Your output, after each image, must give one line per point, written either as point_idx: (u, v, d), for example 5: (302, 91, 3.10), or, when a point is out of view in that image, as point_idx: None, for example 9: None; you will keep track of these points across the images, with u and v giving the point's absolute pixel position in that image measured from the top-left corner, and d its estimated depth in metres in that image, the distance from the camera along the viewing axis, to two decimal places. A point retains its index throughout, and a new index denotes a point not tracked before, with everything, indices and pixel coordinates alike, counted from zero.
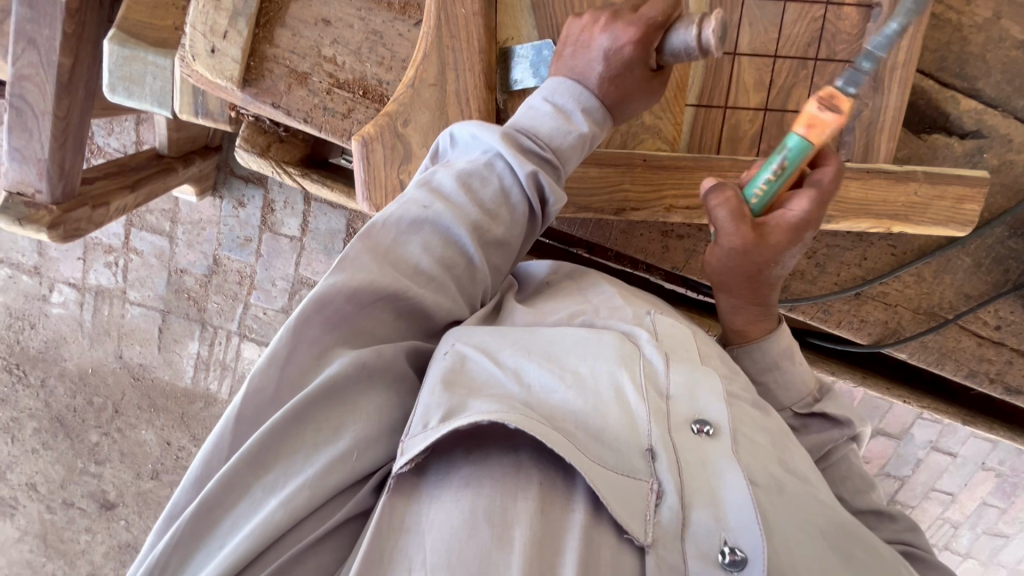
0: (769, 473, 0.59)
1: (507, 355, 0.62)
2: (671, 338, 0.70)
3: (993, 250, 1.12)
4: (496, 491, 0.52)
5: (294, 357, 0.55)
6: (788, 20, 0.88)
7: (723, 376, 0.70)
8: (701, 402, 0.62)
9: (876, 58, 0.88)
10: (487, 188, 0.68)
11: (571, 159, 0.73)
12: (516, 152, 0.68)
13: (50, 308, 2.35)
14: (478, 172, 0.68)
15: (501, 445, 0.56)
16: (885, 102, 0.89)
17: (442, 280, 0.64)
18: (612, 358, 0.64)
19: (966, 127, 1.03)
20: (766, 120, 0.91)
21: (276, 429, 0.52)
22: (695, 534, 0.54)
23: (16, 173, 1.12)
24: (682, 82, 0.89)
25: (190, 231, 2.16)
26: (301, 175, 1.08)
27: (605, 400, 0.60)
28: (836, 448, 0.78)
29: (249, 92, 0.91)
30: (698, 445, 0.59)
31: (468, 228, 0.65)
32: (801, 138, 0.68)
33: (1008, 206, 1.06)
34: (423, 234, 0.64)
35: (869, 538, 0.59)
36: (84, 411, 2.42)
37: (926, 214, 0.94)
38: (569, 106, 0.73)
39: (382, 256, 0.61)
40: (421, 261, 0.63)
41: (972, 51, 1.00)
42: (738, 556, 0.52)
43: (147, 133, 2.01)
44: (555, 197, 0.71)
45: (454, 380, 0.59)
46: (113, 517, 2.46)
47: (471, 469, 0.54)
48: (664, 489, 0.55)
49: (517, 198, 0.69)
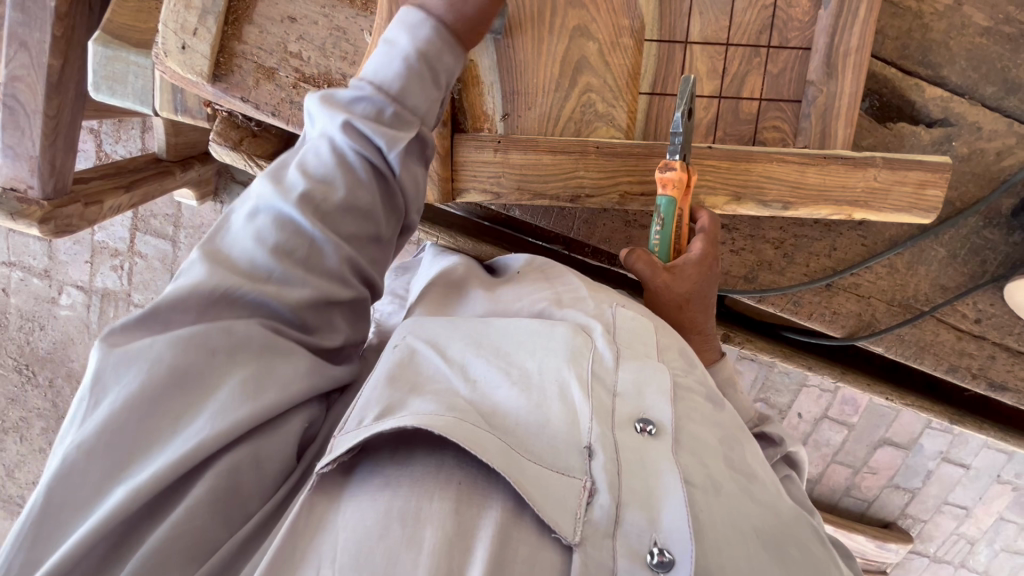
0: (709, 472, 0.59)
1: (456, 351, 0.65)
2: (631, 332, 0.70)
3: (969, 241, 1.10)
4: (415, 494, 0.52)
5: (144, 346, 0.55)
6: (738, 8, 0.89)
7: (679, 370, 0.70)
8: (647, 401, 0.62)
9: (828, 44, 0.88)
10: (317, 156, 0.64)
11: (407, 90, 0.67)
12: (326, 106, 0.65)
13: (59, 310, 2.44)
14: (313, 148, 0.65)
15: (430, 446, 0.56)
16: (840, 87, 0.89)
17: (279, 267, 0.59)
18: (562, 353, 0.65)
19: (932, 115, 1.03)
20: (720, 107, 0.93)
21: (124, 415, 0.52)
22: (625, 532, 0.53)
23: (10, 169, 1.18)
24: (635, 71, 0.90)
25: (191, 236, 2.26)
26: None
27: (550, 397, 0.60)
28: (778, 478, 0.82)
29: (219, 87, 0.96)
30: (637, 442, 0.59)
31: (298, 203, 0.60)
32: (665, 197, 0.80)
33: (981, 194, 1.05)
34: (256, 223, 0.60)
35: (808, 537, 0.59)
36: None
37: (888, 201, 0.93)
38: (406, 44, 0.67)
39: (217, 258, 0.59)
40: (255, 253, 0.59)
41: (934, 38, 1.00)
42: (666, 557, 0.51)
43: (151, 140, 2.10)
44: (384, 138, 0.65)
45: (400, 374, 0.61)
46: None
47: (395, 471, 0.54)
48: (597, 488, 0.54)
49: (351, 154, 0.64)
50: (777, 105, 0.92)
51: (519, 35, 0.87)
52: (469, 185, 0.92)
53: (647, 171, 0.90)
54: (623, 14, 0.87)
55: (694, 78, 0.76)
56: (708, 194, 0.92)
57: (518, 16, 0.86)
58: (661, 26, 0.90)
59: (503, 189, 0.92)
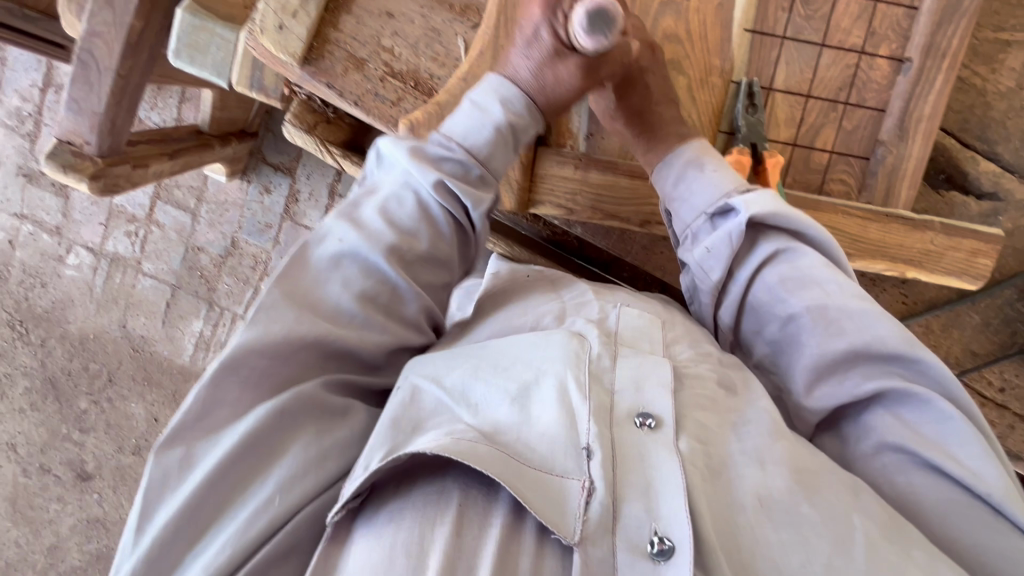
0: (712, 454, 0.61)
1: (453, 376, 0.63)
2: (632, 331, 0.70)
3: (1003, 311, 1.14)
4: (418, 521, 0.53)
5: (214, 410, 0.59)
6: (823, 63, 0.93)
7: (688, 363, 0.70)
8: (646, 396, 0.63)
9: (902, 108, 0.92)
10: (405, 208, 0.69)
11: (493, 157, 0.74)
12: (419, 164, 0.69)
13: (65, 269, 2.39)
14: (394, 194, 0.69)
15: (432, 472, 0.57)
16: (908, 150, 0.93)
17: (361, 313, 0.64)
18: (560, 359, 0.64)
19: (983, 188, 1.07)
20: (793, 155, 0.95)
21: (207, 482, 0.56)
22: (626, 524, 0.54)
23: (70, 123, 1.16)
24: (718, 110, 0.92)
25: (213, 211, 2.23)
26: (342, 156, 1.11)
27: (548, 406, 0.60)
28: (771, 240, 0.73)
29: (308, 70, 0.96)
30: (637, 439, 0.60)
31: (386, 257, 0.66)
32: None
33: (1018, 268, 1.11)
34: (342, 271, 0.65)
35: (826, 486, 0.60)
36: (78, 375, 2.43)
37: (941, 264, 0.96)
38: (490, 101, 0.74)
39: (296, 302, 0.62)
40: (342, 299, 0.64)
41: (993, 117, 1.05)
42: (666, 545, 0.53)
43: (189, 112, 2.09)
44: (473, 202, 0.71)
45: (402, 413, 0.60)
46: (87, 489, 2.41)
47: (399, 501, 0.55)
48: (595, 486, 0.55)
49: (438, 212, 0.70)
50: (846, 159, 0.96)
51: None
52: (545, 198, 0.93)
53: None
54: (716, 55, 0.90)
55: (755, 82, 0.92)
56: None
57: None
58: (748, 67, 0.93)
59: (577, 207, 0.93)
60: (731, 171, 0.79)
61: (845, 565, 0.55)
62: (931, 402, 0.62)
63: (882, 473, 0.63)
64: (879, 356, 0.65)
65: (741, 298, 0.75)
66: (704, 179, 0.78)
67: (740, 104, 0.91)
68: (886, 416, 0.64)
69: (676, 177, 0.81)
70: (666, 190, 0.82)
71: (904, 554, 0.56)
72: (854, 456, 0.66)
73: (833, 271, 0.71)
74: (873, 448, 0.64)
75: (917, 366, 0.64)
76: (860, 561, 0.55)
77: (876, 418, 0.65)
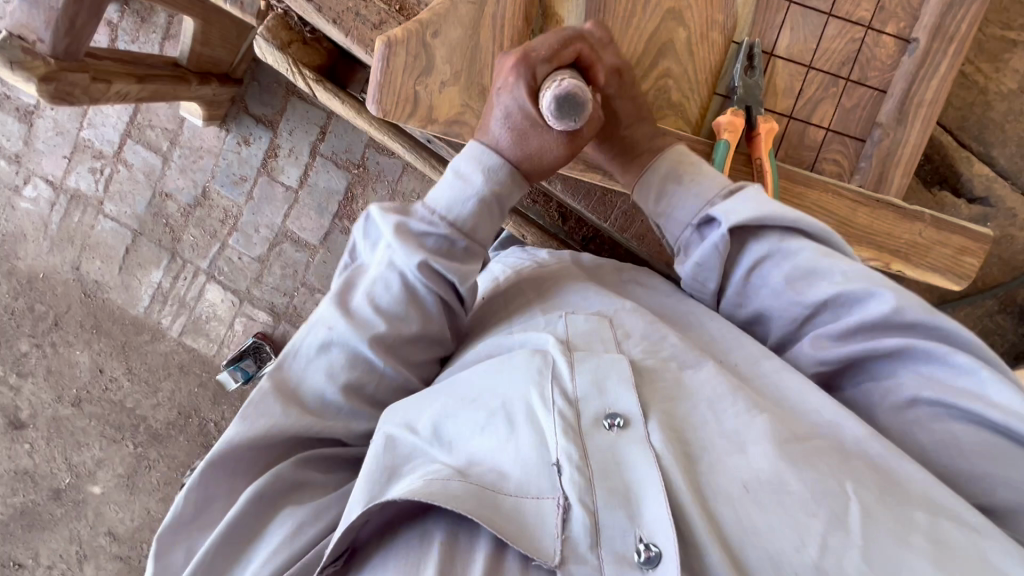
0: (687, 438, 0.55)
1: (422, 421, 0.60)
2: (586, 334, 0.65)
3: (981, 322, 1.16)
4: (401, 570, 0.51)
5: (208, 507, 0.65)
6: (828, 34, 0.89)
7: (648, 347, 0.64)
8: (611, 395, 0.57)
9: (904, 90, 0.88)
10: (389, 293, 0.68)
11: (479, 226, 0.71)
12: (404, 243, 0.68)
13: (19, 200, 2.27)
14: (382, 277, 0.68)
15: (417, 514, 0.56)
16: (905, 136, 0.89)
17: (347, 404, 0.67)
18: (525, 378, 0.60)
19: (975, 191, 1.09)
20: (788, 127, 0.91)
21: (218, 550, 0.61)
22: (607, 537, 0.50)
23: (22, 15, 1.07)
24: (715, 69, 0.88)
25: (186, 156, 2.13)
26: (314, 82, 1.06)
27: (516, 430, 0.57)
28: (763, 240, 0.68)
29: None
30: (606, 444, 0.55)
31: (372, 343, 0.66)
32: (725, 140, 0.85)
33: (1001, 279, 1.13)
34: (329, 355, 0.66)
35: (816, 457, 0.53)
36: (21, 316, 2.28)
37: (927, 258, 0.92)
38: (471, 169, 0.70)
39: (285, 395, 0.66)
40: (326, 390, 0.66)
41: (992, 117, 1.07)
42: (652, 552, 0.48)
43: (172, 48, 2.00)
44: (457, 275, 0.69)
45: (372, 464, 0.57)
46: (17, 439, 2.26)
47: (384, 553, 0.55)
48: (570, 505, 0.51)
49: (424, 292, 0.68)
50: (842, 139, 0.92)
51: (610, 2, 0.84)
52: None
53: None
54: (719, 11, 0.86)
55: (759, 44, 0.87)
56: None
57: None
58: (751, 29, 0.89)
59: None
60: (713, 177, 0.73)
61: (840, 542, 0.48)
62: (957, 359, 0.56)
63: (908, 431, 0.59)
64: (895, 326, 0.59)
65: (739, 300, 0.71)
66: (688, 194, 0.73)
67: (742, 63, 0.86)
68: (908, 374, 0.59)
69: (657, 195, 0.76)
70: (651, 210, 0.77)
71: (906, 523, 0.49)
72: (879, 414, 0.61)
73: (837, 260, 0.64)
74: (904, 402, 0.59)
75: (938, 329, 0.58)
76: (859, 541, 0.48)
77: (895, 378, 0.60)
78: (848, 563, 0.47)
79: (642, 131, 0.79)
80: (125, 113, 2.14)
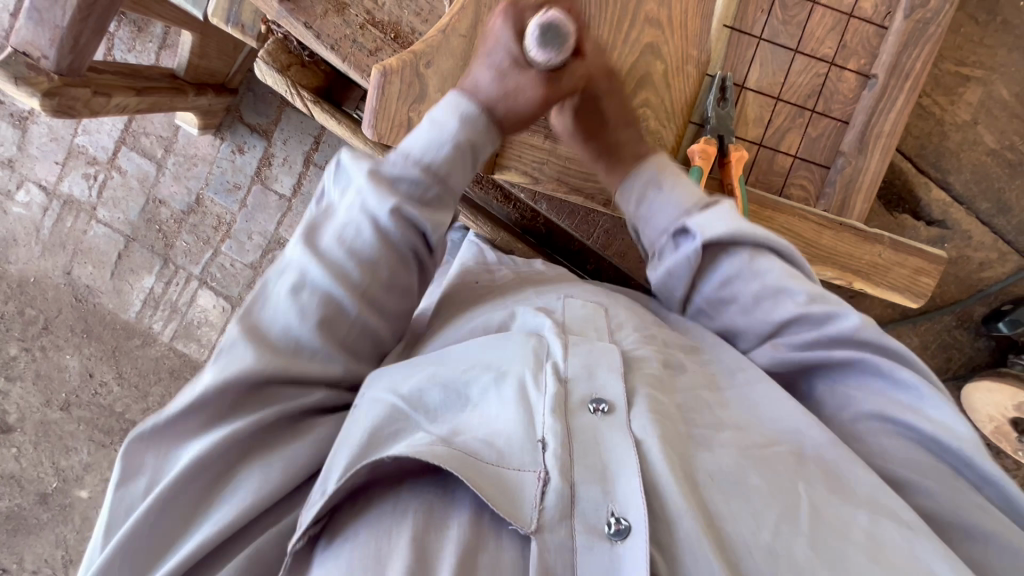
0: (667, 422, 0.60)
1: (410, 383, 0.62)
2: (581, 320, 0.72)
3: (941, 337, 1.23)
4: (375, 537, 0.54)
5: (192, 417, 0.61)
6: (795, 69, 0.95)
7: (632, 339, 0.71)
8: (599, 382, 0.63)
9: (865, 122, 0.95)
10: (362, 237, 0.66)
11: (451, 173, 0.72)
12: (374, 187, 0.67)
13: (12, 205, 2.29)
14: (353, 223, 0.67)
15: (394, 482, 0.58)
16: (866, 164, 0.96)
17: (322, 343, 0.64)
18: (520, 357, 0.65)
19: (933, 215, 1.16)
20: (758, 154, 0.97)
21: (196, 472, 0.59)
22: (583, 508, 0.53)
23: (28, 32, 1.10)
24: (690, 100, 0.94)
25: (180, 164, 2.16)
26: (312, 102, 1.10)
27: (507, 404, 0.60)
28: (733, 257, 0.73)
29: (285, 6, 0.94)
30: (589, 425, 0.59)
31: (362, 269, 0.66)
32: (698, 167, 0.90)
33: (958, 297, 1.20)
34: (308, 291, 0.64)
35: (775, 459, 0.59)
36: (12, 321, 2.29)
37: (886, 277, 0.99)
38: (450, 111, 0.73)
39: (257, 338, 0.62)
40: (307, 307, 0.63)
41: (948, 146, 1.14)
42: (622, 525, 0.52)
43: (168, 59, 2.03)
44: (428, 224, 0.70)
45: (375, 434, 0.57)
46: (5, 443, 2.26)
47: (353, 521, 0.57)
48: (550, 476, 0.54)
49: (398, 240, 0.68)
50: (807, 166, 0.98)
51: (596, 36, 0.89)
52: (511, 164, 0.92)
53: None
54: (695, 46, 0.92)
55: (731, 77, 0.93)
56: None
57: (598, 19, 0.89)
58: (724, 63, 0.95)
59: (543, 177, 0.93)
60: (687, 188, 0.79)
61: (794, 531, 0.53)
62: (905, 380, 0.64)
63: (866, 438, 0.65)
64: (846, 343, 0.66)
65: (707, 312, 0.78)
66: (665, 199, 0.78)
67: (715, 96, 0.93)
68: (858, 392, 0.67)
69: (639, 198, 0.81)
70: (630, 212, 0.82)
71: (848, 523, 0.54)
72: (839, 420, 0.68)
73: (801, 282, 0.70)
74: (860, 416, 0.66)
75: (888, 348, 0.66)
76: (807, 532, 0.53)
77: (850, 394, 0.67)
78: (797, 550, 0.52)
79: (627, 134, 0.84)
80: (120, 120, 2.17)
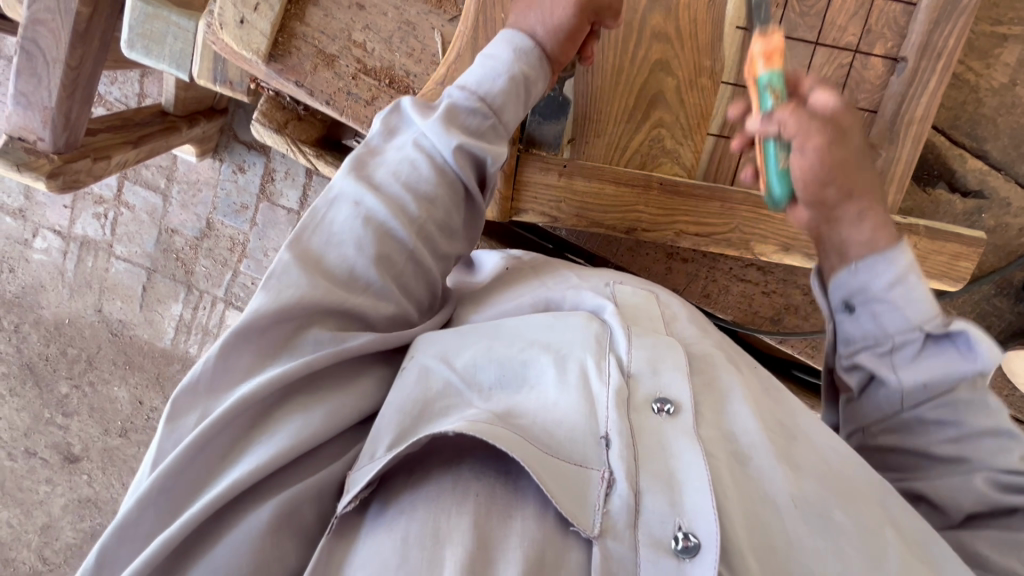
0: (737, 444, 0.59)
1: (463, 358, 0.63)
2: (636, 306, 0.71)
3: (979, 307, 1.21)
4: (432, 514, 0.52)
5: (236, 360, 0.59)
6: (816, 63, 0.90)
7: (692, 336, 0.70)
8: (665, 378, 0.61)
9: (894, 111, 0.89)
10: (420, 174, 0.68)
11: (505, 105, 0.74)
12: (437, 130, 0.69)
13: (32, 253, 2.33)
14: (411, 164, 0.69)
15: (445, 459, 0.56)
16: (898, 153, 0.88)
17: (377, 280, 0.64)
18: (582, 337, 0.65)
19: (969, 185, 1.13)
20: None
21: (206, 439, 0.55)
22: (647, 518, 0.52)
23: (19, 118, 1.09)
24: (707, 113, 0.90)
25: (185, 191, 2.14)
26: (315, 156, 1.08)
27: (570, 382, 0.61)
28: (974, 363, 0.67)
29: (273, 68, 0.91)
30: (655, 423, 0.58)
31: (401, 221, 0.66)
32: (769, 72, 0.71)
33: (997, 265, 1.16)
34: (356, 229, 0.64)
35: (857, 496, 0.59)
36: (56, 361, 2.39)
37: (923, 266, 0.95)
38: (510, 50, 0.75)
39: (309, 265, 0.62)
40: (355, 263, 0.63)
41: (984, 113, 1.11)
42: (691, 543, 0.51)
43: (152, 86, 1.97)
44: (490, 156, 0.72)
45: (425, 406, 0.58)
46: (76, 471, 2.40)
47: (410, 494, 0.55)
48: (616, 479, 0.54)
49: (454, 173, 0.70)
50: None
51: (602, 61, 0.88)
52: (527, 206, 0.90)
53: (703, 213, 0.90)
54: (707, 54, 0.88)
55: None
56: (758, 242, 0.91)
57: (604, 42, 0.87)
58: (738, 68, 0.89)
59: (561, 216, 0.90)
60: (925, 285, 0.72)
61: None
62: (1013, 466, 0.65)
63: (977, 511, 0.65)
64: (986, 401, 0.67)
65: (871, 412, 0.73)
66: (904, 295, 0.71)
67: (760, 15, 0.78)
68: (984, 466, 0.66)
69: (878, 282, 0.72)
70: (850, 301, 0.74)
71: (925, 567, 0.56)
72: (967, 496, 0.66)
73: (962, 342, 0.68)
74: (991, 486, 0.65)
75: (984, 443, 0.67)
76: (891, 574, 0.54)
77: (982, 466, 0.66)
78: None
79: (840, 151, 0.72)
80: None
